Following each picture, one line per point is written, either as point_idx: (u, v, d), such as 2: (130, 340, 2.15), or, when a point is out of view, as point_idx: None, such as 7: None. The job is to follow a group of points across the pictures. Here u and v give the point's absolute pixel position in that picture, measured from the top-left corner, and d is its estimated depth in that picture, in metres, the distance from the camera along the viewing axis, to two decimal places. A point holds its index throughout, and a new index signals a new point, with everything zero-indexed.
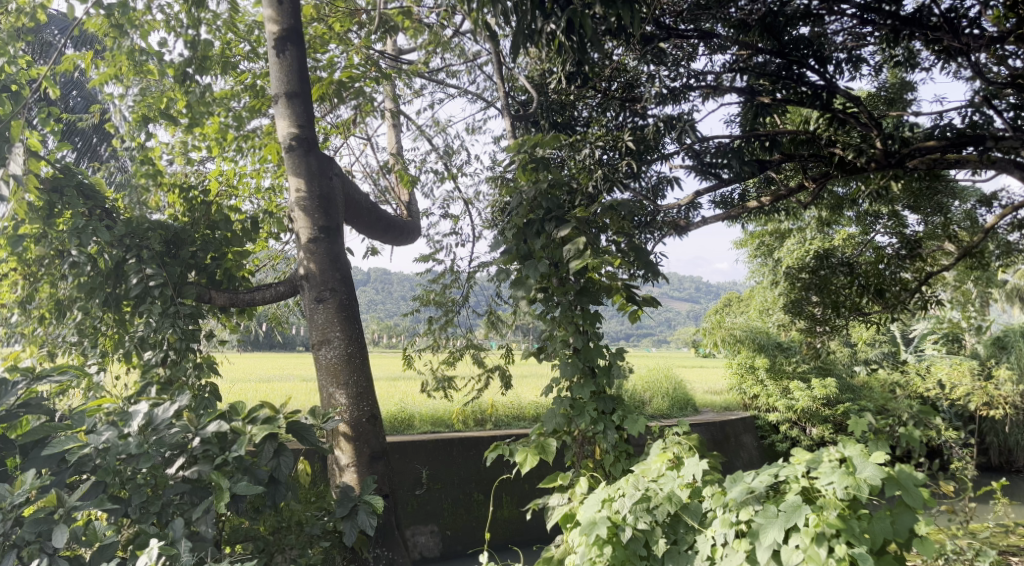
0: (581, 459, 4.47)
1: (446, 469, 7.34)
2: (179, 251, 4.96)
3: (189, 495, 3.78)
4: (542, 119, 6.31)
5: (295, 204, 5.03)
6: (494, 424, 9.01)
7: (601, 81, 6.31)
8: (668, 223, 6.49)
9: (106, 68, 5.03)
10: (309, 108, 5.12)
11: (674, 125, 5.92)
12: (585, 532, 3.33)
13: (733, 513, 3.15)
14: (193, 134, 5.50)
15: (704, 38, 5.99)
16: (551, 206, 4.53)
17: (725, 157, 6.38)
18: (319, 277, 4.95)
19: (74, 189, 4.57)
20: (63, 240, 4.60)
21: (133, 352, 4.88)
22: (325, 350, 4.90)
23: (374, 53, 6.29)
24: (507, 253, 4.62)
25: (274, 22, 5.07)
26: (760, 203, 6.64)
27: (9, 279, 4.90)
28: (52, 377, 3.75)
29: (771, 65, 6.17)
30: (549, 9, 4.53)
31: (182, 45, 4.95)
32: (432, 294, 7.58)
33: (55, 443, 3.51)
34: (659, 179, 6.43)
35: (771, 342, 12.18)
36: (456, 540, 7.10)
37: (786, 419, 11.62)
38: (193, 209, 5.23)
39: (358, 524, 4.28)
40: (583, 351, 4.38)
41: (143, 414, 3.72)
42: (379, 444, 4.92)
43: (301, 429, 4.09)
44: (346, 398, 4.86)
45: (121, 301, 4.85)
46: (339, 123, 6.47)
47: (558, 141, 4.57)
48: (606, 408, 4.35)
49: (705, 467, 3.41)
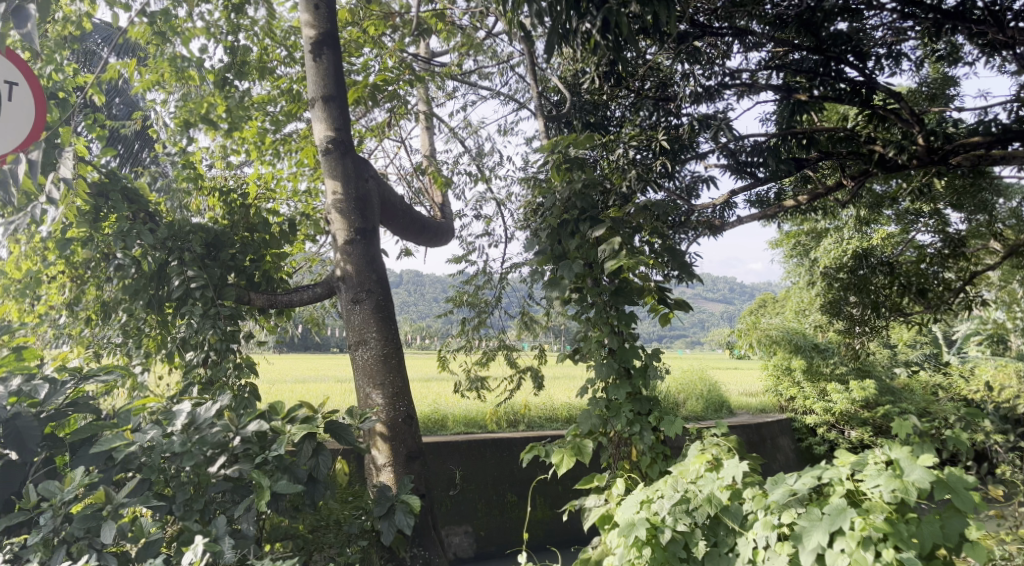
0: (617, 460, 4.44)
1: (480, 471, 7.35)
2: (219, 253, 5.06)
3: (231, 493, 3.87)
4: (575, 119, 6.27)
5: (331, 206, 5.09)
6: (527, 425, 9.02)
7: (635, 80, 6.22)
8: (702, 223, 6.44)
9: (149, 75, 5.16)
10: (345, 111, 5.17)
11: (709, 124, 5.86)
12: (624, 533, 3.32)
13: (776, 516, 3.11)
14: (232, 139, 5.57)
15: (739, 35, 5.92)
16: (586, 206, 4.52)
17: (761, 155, 6.31)
18: (356, 279, 5.00)
19: (119, 193, 4.67)
20: (108, 242, 4.69)
21: (176, 353, 5.00)
22: (361, 350, 4.95)
23: (407, 56, 6.33)
24: (541, 253, 4.63)
25: (310, 27, 5.13)
26: (797, 202, 6.54)
27: (58, 281, 5.05)
28: (99, 378, 3.86)
29: (808, 61, 6.04)
30: (584, 8, 4.50)
31: (222, 52, 5.07)
32: (465, 294, 7.62)
33: (101, 442, 3.59)
34: (694, 178, 6.37)
35: (808, 342, 11.86)
36: (490, 541, 7.08)
37: (824, 422, 11.40)
38: (233, 212, 5.32)
39: (395, 524, 4.31)
40: (619, 352, 4.36)
41: (186, 413, 3.77)
42: (415, 445, 4.95)
43: (338, 428, 4.11)
44: (383, 398, 4.89)
45: (163, 303, 4.94)
46: (374, 126, 6.53)
47: (592, 141, 4.58)
48: (642, 410, 4.33)
49: (745, 468, 3.36)
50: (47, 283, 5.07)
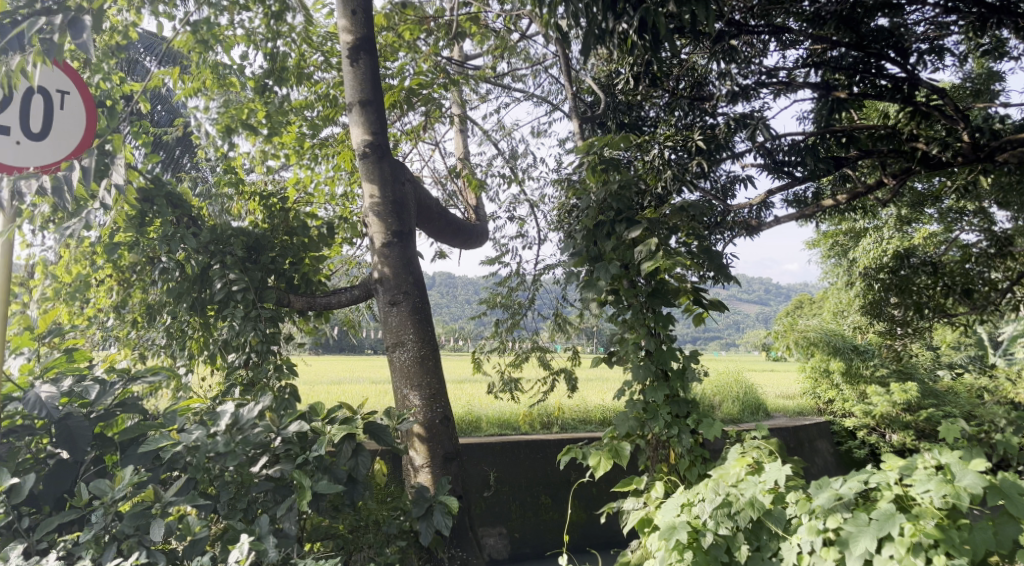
0: (655, 463, 4.42)
1: (514, 472, 7.36)
2: (260, 257, 5.15)
3: (273, 493, 3.92)
4: (609, 120, 6.26)
5: (368, 210, 5.14)
6: (560, 427, 9.02)
7: (669, 80, 6.20)
8: (739, 223, 6.37)
9: (192, 83, 5.28)
10: (382, 115, 5.21)
11: (746, 123, 5.80)
12: (664, 536, 3.28)
13: (821, 520, 3.06)
14: (272, 144, 5.65)
15: (775, 33, 5.82)
16: (621, 207, 4.51)
17: (799, 154, 6.22)
18: (393, 281, 5.05)
19: (164, 198, 4.78)
20: (153, 247, 4.81)
21: (218, 355, 5.10)
22: (399, 351, 4.99)
23: (442, 60, 6.38)
24: (576, 255, 4.62)
25: (348, 32, 5.19)
26: (836, 201, 6.42)
27: (105, 285, 5.20)
28: (145, 378, 3.96)
29: (847, 58, 5.96)
30: (621, 8, 4.50)
31: (262, 59, 5.18)
32: (499, 296, 7.68)
33: (149, 441, 3.68)
34: (730, 178, 6.32)
35: (847, 345, 11.60)
36: (524, 543, 7.07)
37: (864, 425, 11.16)
38: (272, 215, 5.39)
39: (434, 524, 4.33)
40: (656, 354, 4.33)
41: (230, 413, 3.83)
42: (452, 446, 4.98)
43: (377, 429, 4.16)
44: (420, 400, 4.93)
45: (206, 305, 5.04)
46: (409, 129, 6.58)
47: (627, 141, 4.57)
48: (680, 412, 4.30)
49: (788, 472, 3.29)
50: (96, 286, 5.22)
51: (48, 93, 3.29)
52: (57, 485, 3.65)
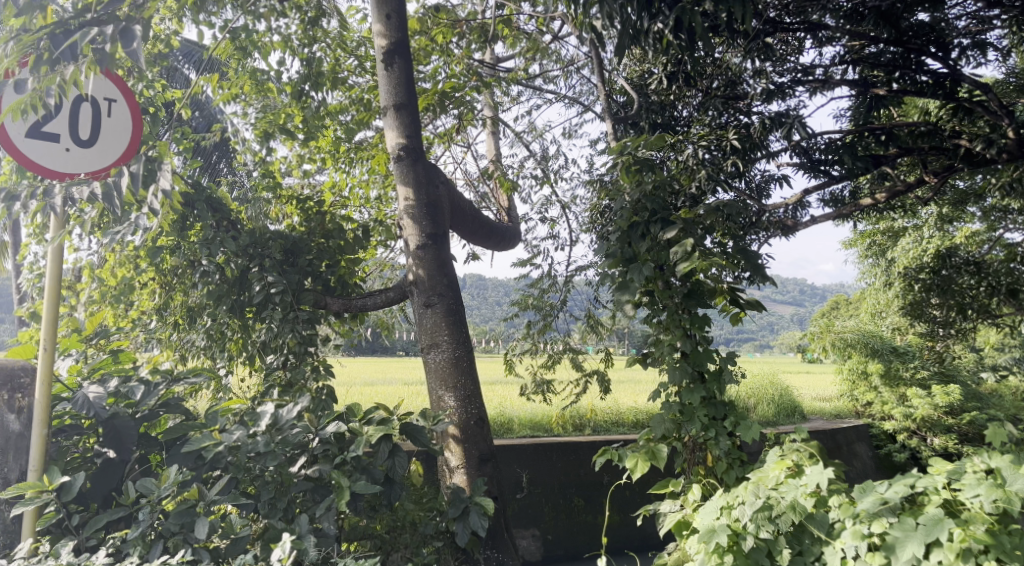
0: (692, 466, 4.37)
1: (547, 474, 7.36)
2: (297, 259, 5.22)
3: (312, 493, 3.96)
4: (642, 119, 6.20)
5: (403, 212, 5.18)
6: (593, 429, 9.00)
7: (703, 79, 6.13)
8: (775, 223, 6.30)
9: (230, 89, 5.38)
10: (416, 118, 5.25)
11: (783, 121, 5.73)
12: (704, 539, 3.26)
13: (865, 525, 2.99)
14: (308, 148, 5.73)
15: (812, 30, 5.77)
16: (656, 208, 4.48)
17: (836, 153, 6.14)
18: (427, 282, 5.08)
19: (204, 203, 4.89)
20: (194, 250, 4.91)
21: (257, 357, 5.15)
22: (433, 353, 5.02)
23: (474, 62, 6.41)
24: (611, 256, 4.57)
25: (382, 37, 5.23)
26: (875, 200, 6.30)
27: (149, 287, 5.34)
28: (187, 380, 4.06)
29: (886, 54, 5.88)
30: (656, 8, 4.49)
31: (299, 64, 5.27)
32: (531, 298, 7.65)
33: (192, 441, 3.76)
34: (765, 178, 6.25)
35: (886, 346, 11.40)
36: (558, 545, 7.02)
37: (904, 428, 10.87)
38: (309, 218, 5.48)
39: (470, 525, 4.31)
40: (692, 356, 4.30)
41: (270, 414, 3.89)
42: (487, 447, 4.99)
43: (414, 429, 4.19)
44: (455, 401, 4.95)
45: (245, 307, 5.10)
46: (442, 132, 6.61)
47: (663, 141, 4.54)
48: (717, 414, 4.26)
49: (830, 475, 3.24)
50: (140, 289, 5.38)
51: (96, 101, 3.36)
52: (104, 483, 3.72)
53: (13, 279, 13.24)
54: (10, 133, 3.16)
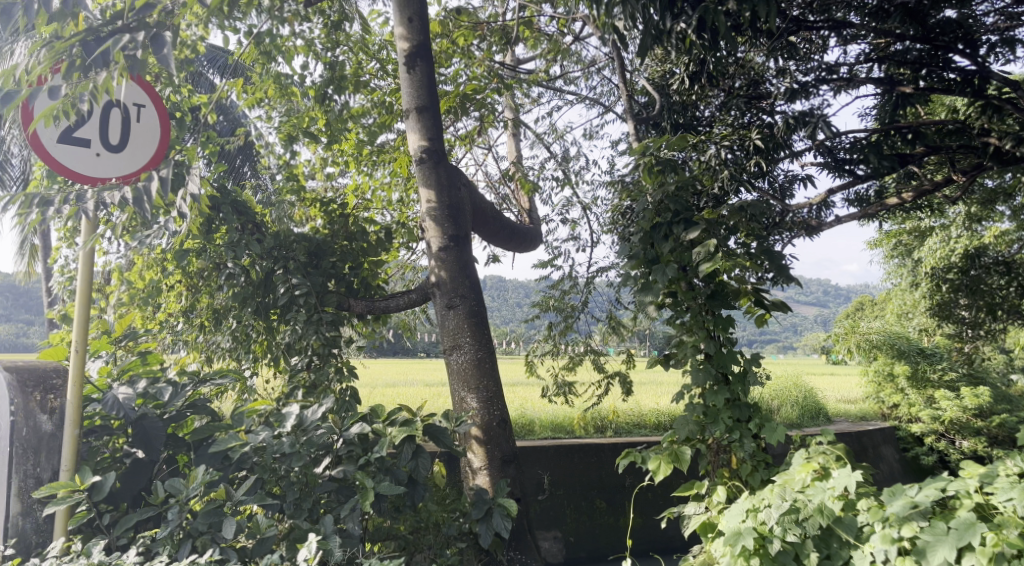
0: (716, 468, 4.33)
1: (568, 476, 7.35)
2: (321, 261, 5.26)
3: (336, 493, 3.98)
4: (664, 119, 6.16)
5: (425, 214, 5.20)
6: (614, 431, 8.96)
7: (725, 79, 6.12)
8: (799, 223, 6.25)
9: (255, 93, 5.44)
10: (438, 120, 5.27)
11: (807, 120, 5.68)
12: (729, 542, 3.21)
13: (895, 529, 2.94)
14: (331, 151, 5.76)
15: (836, 28, 5.72)
16: (679, 208, 4.45)
17: (861, 152, 6.08)
18: (449, 284, 5.09)
19: (230, 206, 4.95)
20: (220, 253, 4.98)
21: (281, 358, 5.19)
22: (456, 354, 5.03)
23: (495, 64, 6.43)
24: (633, 257, 4.55)
25: (404, 40, 5.25)
26: (902, 199, 6.22)
27: (176, 290, 5.41)
28: (213, 381, 4.13)
29: (913, 52, 5.83)
30: (679, 8, 4.49)
31: (322, 68, 5.33)
32: (551, 299, 7.58)
33: (219, 441, 3.81)
34: (788, 178, 6.20)
35: (912, 347, 11.27)
36: (580, 547, 6.96)
37: (932, 430, 10.66)
38: (333, 221, 5.52)
39: (493, 526, 4.30)
40: (716, 357, 4.27)
41: (295, 415, 3.93)
42: (509, 449, 4.99)
43: (437, 432, 4.20)
44: (477, 402, 4.96)
45: (269, 309, 5.13)
46: (464, 134, 6.63)
47: (685, 142, 4.52)
48: (741, 416, 4.23)
49: (858, 478, 3.20)
50: (167, 291, 5.45)
51: (125, 107, 3.42)
52: (133, 483, 3.77)
53: (44, 283, 13.51)
54: (42, 139, 3.18)
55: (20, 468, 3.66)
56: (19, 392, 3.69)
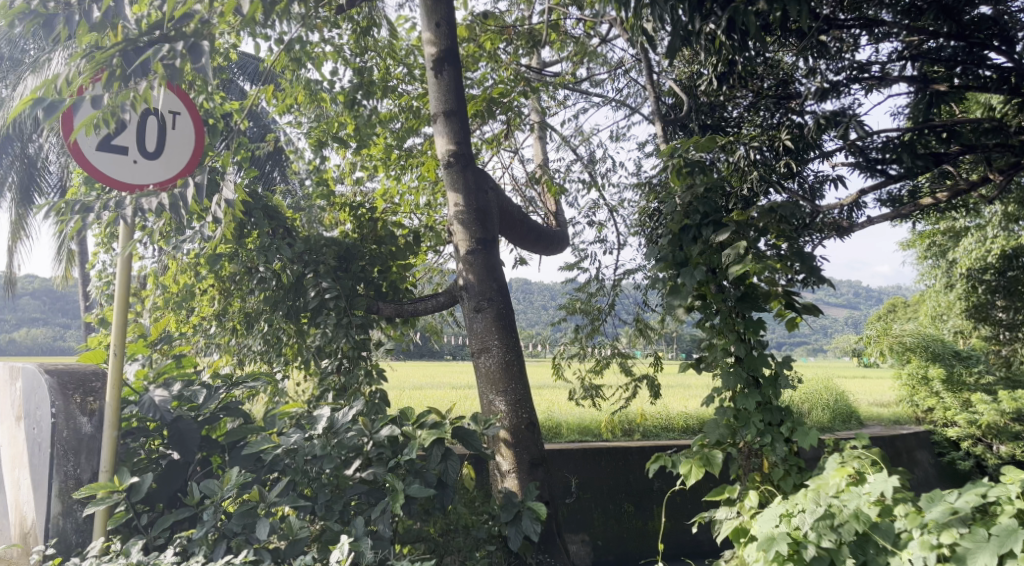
0: (748, 472, 4.29)
1: (596, 480, 7.30)
2: (351, 265, 5.31)
3: (367, 496, 3.99)
4: (692, 121, 6.12)
5: (453, 218, 5.22)
6: (642, 434, 8.90)
7: (755, 80, 6.09)
8: (829, 224, 6.16)
9: (286, 100, 5.52)
10: (466, 125, 5.29)
11: (839, 120, 5.61)
12: (762, 547, 3.15)
13: (934, 536, 2.87)
14: (360, 156, 5.82)
15: (867, 26, 5.65)
16: (708, 210, 4.41)
17: (893, 151, 5.99)
18: (478, 287, 5.11)
19: (261, 211, 5.01)
20: (252, 257, 5.06)
21: (312, 361, 5.23)
22: (484, 357, 5.04)
23: (522, 68, 6.45)
24: (661, 260, 4.52)
25: (432, 45, 5.28)
26: (936, 200, 6.13)
27: (208, 294, 5.49)
28: (246, 384, 4.19)
29: (947, 49, 5.77)
30: (708, 9, 4.48)
31: (351, 74, 5.38)
32: (578, 302, 7.59)
33: (252, 444, 3.87)
34: (819, 178, 6.13)
35: (947, 350, 11.10)
36: (608, 550, 6.98)
37: (969, 435, 10.30)
38: (362, 226, 5.58)
39: (522, 530, 4.29)
40: (747, 360, 4.22)
41: (326, 417, 3.97)
42: (538, 452, 4.99)
43: (466, 434, 4.20)
44: (506, 405, 4.96)
45: (300, 313, 5.19)
46: (490, 138, 6.66)
47: (714, 143, 4.49)
48: (773, 420, 4.17)
49: (895, 483, 3.14)
50: (200, 295, 5.53)
51: (161, 115, 3.49)
52: (169, 484, 3.83)
53: (79, 287, 13.79)
54: (83, 148, 3.26)
55: (61, 469, 3.72)
56: (60, 395, 3.78)
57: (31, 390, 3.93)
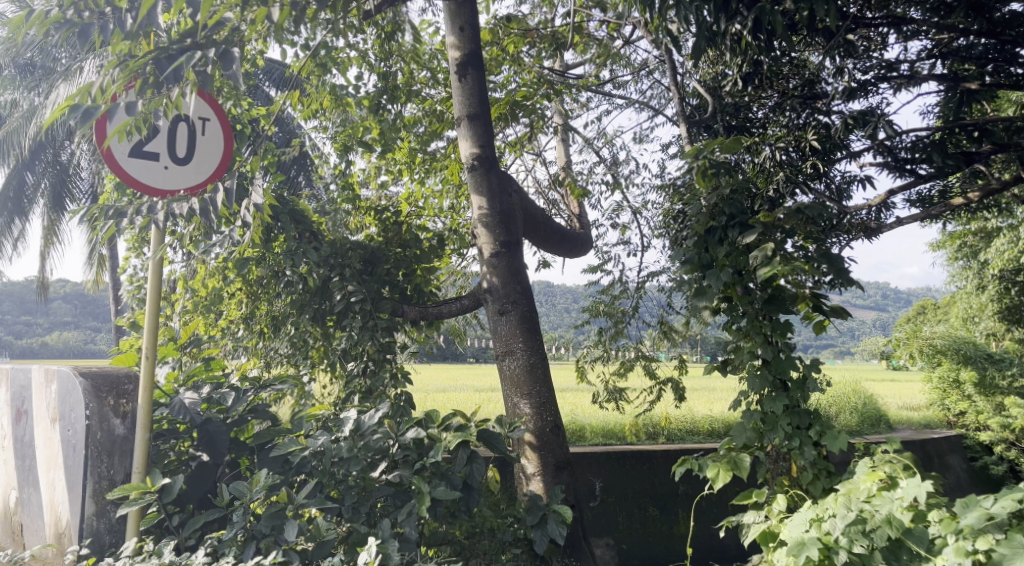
0: (776, 476, 4.26)
1: (621, 483, 7.28)
2: (376, 269, 5.36)
3: (393, 498, 3.98)
4: (716, 122, 6.08)
5: (477, 221, 5.23)
6: (667, 437, 8.84)
7: (780, 80, 6.03)
8: (857, 225, 6.09)
9: (312, 105, 5.57)
10: (489, 128, 5.30)
11: (867, 120, 5.53)
12: (793, 553, 3.08)
13: (970, 541, 2.82)
14: (385, 160, 5.86)
15: (895, 25, 5.59)
16: (734, 212, 4.37)
17: (923, 151, 5.91)
18: (502, 290, 5.11)
19: (288, 216, 5.07)
20: (279, 261, 5.12)
21: (338, 364, 5.27)
22: (508, 360, 5.05)
23: (545, 70, 6.46)
24: (687, 262, 4.48)
25: (456, 49, 5.30)
26: (967, 199, 6.04)
27: (236, 297, 5.55)
28: (273, 387, 4.23)
29: (978, 47, 5.67)
30: (733, 9, 4.45)
31: (375, 78, 5.44)
32: (602, 304, 7.55)
33: (279, 446, 3.91)
34: (846, 179, 6.05)
35: (979, 353, 10.91)
36: (633, 554, 6.94)
37: (1002, 439, 10.13)
38: (388, 229, 5.62)
39: (548, 533, 4.28)
40: (774, 363, 4.16)
41: (353, 420, 4.00)
42: (563, 455, 4.98)
43: (491, 437, 4.18)
44: (531, 408, 4.96)
45: (326, 316, 5.24)
46: (514, 140, 6.67)
47: (739, 144, 4.44)
48: (801, 423, 4.12)
49: (929, 488, 3.08)
50: (228, 299, 5.60)
51: (192, 121, 3.56)
52: (199, 486, 3.88)
53: (110, 291, 14.05)
54: (115, 153, 3.32)
55: (95, 470, 3.79)
56: (94, 397, 3.85)
57: (65, 392, 4.00)
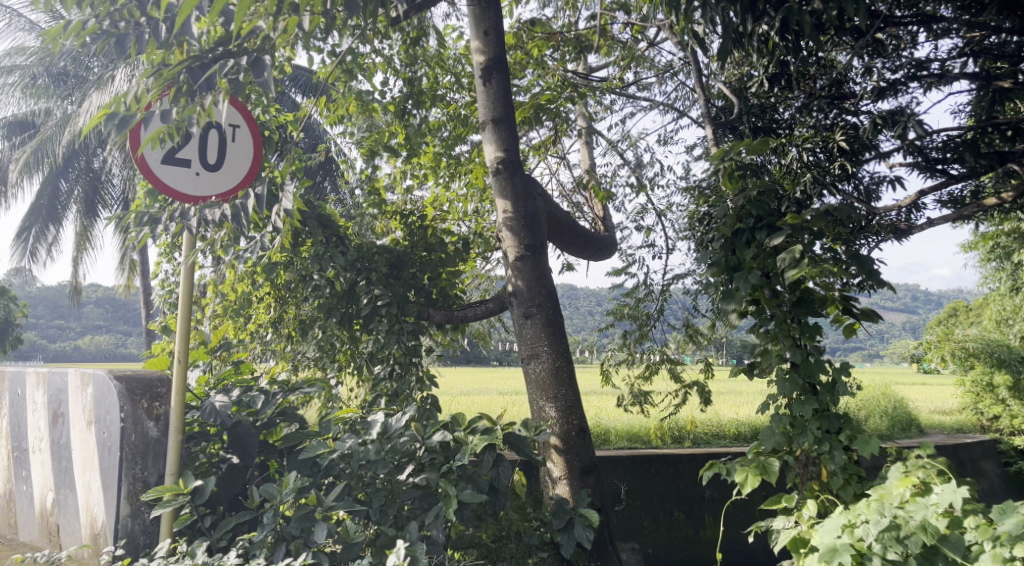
0: (806, 481, 4.19)
1: (646, 488, 7.24)
2: (402, 272, 5.39)
3: (420, 501, 3.99)
4: (742, 124, 6.03)
5: (502, 224, 5.24)
6: (692, 441, 8.79)
7: (807, 80, 5.96)
8: (886, 226, 6.01)
9: (338, 111, 5.62)
10: (514, 132, 5.31)
11: (896, 120, 5.45)
12: (825, 558, 3.03)
13: (1007, 549, 2.76)
14: (410, 164, 5.90)
15: (924, 23, 5.52)
16: (762, 214, 4.33)
17: (954, 151, 5.82)
18: (527, 293, 5.11)
19: (315, 220, 5.12)
20: (306, 265, 5.17)
21: (364, 368, 5.30)
22: (534, 363, 5.04)
23: (569, 73, 6.45)
24: (714, 265, 4.44)
25: (481, 53, 5.32)
26: (1001, 200, 5.96)
27: (265, 301, 5.62)
28: (302, 390, 4.27)
29: (1010, 44, 5.57)
30: (760, 10, 4.42)
31: (401, 84, 5.49)
32: (626, 307, 7.52)
33: (308, 448, 3.95)
34: (875, 179, 5.97)
35: (1014, 356, 10.69)
36: (658, 559, 6.90)
37: None
38: (413, 233, 5.64)
39: (575, 537, 4.25)
40: (803, 367, 4.10)
41: (380, 423, 4.01)
42: (589, 458, 4.96)
43: (517, 440, 4.17)
44: (556, 411, 4.95)
45: (353, 319, 5.28)
46: (538, 144, 6.67)
47: (766, 146, 4.36)
48: (830, 427, 4.06)
49: (965, 493, 3.02)
50: (257, 303, 5.67)
51: (222, 128, 3.63)
52: (230, 488, 3.93)
53: (140, 296, 14.31)
54: (149, 160, 3.38)
55: (129, 472, 3.86)
56: (128, 400, 3.92)
57: (101, 395, 4.08)
